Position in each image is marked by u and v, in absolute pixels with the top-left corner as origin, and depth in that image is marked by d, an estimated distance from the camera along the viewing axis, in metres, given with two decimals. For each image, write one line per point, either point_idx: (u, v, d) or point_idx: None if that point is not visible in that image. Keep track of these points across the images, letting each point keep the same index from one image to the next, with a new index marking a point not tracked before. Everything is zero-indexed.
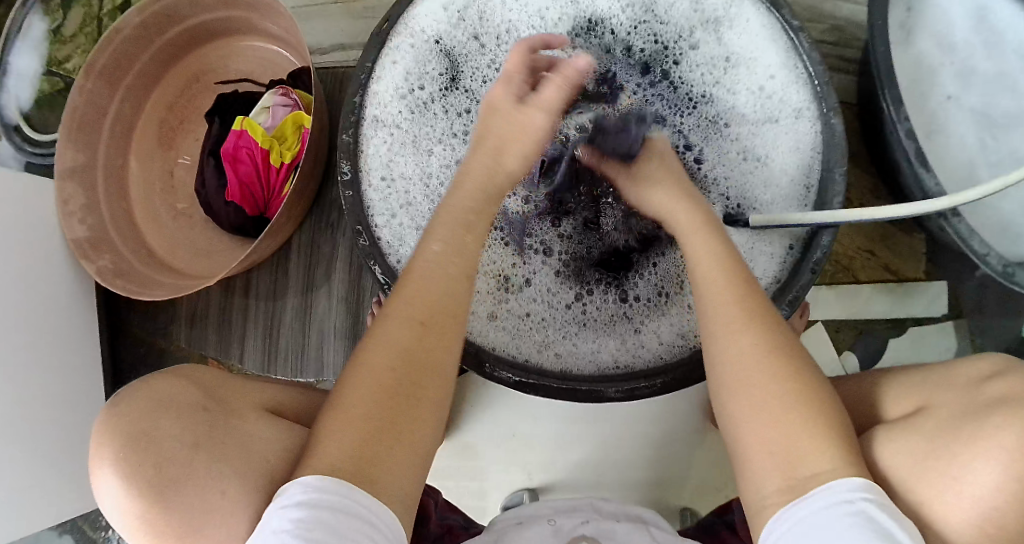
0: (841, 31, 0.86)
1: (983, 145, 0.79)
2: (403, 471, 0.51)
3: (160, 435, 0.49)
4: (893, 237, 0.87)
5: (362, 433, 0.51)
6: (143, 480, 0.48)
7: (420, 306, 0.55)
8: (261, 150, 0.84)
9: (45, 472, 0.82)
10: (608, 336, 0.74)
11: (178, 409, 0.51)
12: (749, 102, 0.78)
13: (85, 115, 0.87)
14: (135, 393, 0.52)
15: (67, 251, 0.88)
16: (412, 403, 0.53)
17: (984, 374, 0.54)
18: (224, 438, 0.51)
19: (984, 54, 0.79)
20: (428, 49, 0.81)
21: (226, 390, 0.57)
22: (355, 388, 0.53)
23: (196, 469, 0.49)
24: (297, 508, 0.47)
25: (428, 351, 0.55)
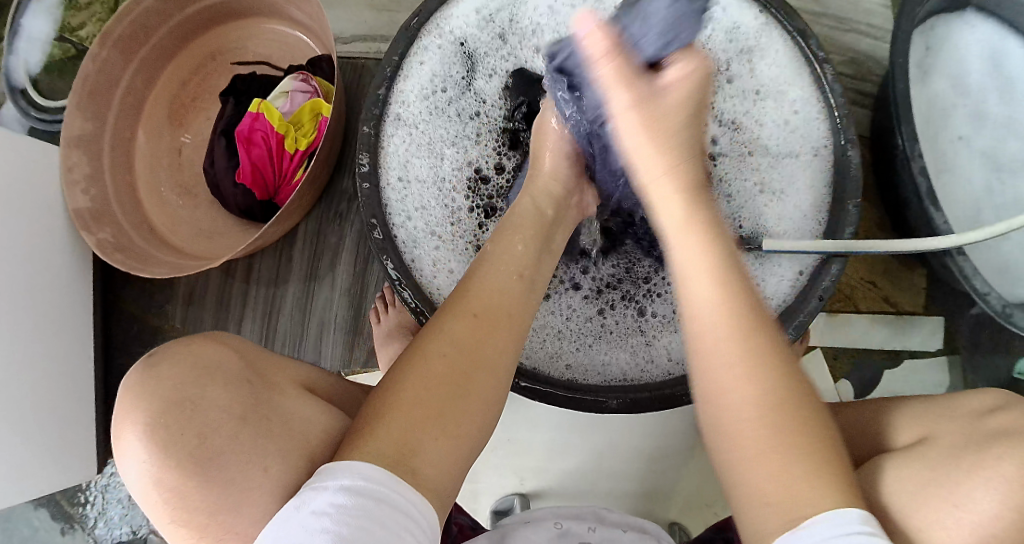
0: (860, 65, 0.88)
1: (990, 186, 0.81)
2: (443, 465, 0.51)
3: (206, 405, 0.48)
4: (895, 270, 0.89)
5: (409, 421, 0.51)
6: (183, 452, 0.47)
7: (476, 301, 0.58)
8: (277, 135, 0.82)
9: (28, 444, 0.79)
10: (620, 349, 0.74)
11: (225, 379, 0.50)
12: (774, 134, 0.79)
13: (96, 83, 0.85)
14: (178, 353, 0.50)
15: (66, 220, 0.86)
16: (462, 400, 0.53)
17: (985, 407, 0.55)
18: (268, 413, 0.50)
19: (997, 98, 0.82)
20: (454, 51, 0.80)
21: (265, 361, 0.56)
22: (408, 377, 0.53)
23: (239, 446, 0.48)
24: (342, 494, 0.47)
25: (483, 345, 0.56)
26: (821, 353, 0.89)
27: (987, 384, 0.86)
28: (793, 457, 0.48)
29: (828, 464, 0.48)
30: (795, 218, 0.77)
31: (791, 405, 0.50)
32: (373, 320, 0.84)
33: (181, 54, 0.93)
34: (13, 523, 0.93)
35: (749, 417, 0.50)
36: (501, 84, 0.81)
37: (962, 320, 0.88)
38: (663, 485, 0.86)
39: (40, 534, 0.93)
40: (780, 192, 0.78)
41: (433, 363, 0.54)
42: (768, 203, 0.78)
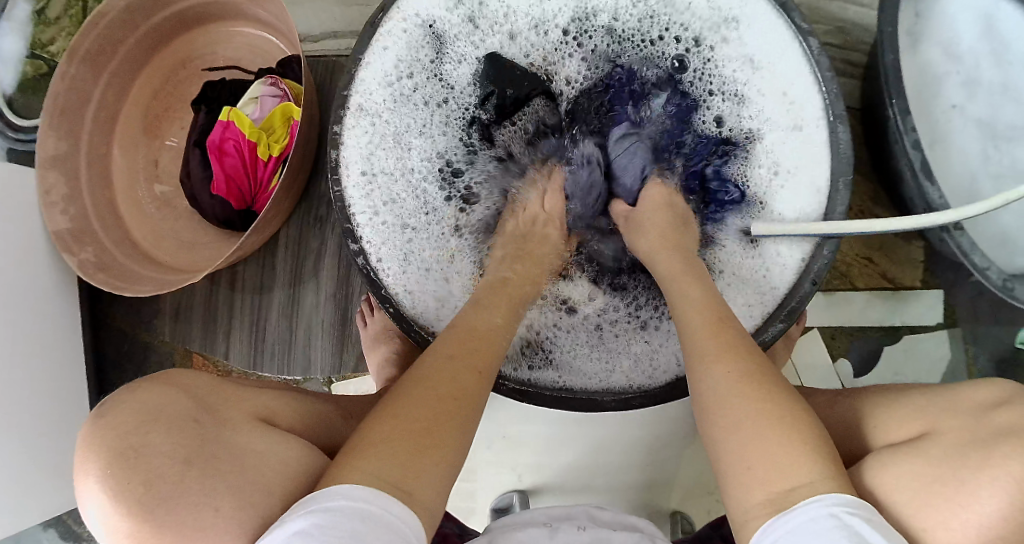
0: (846, 34, 0.85)
1: (985, 156, 0.78)
2: (421, 504, 0.51)
3: (149, 451, 0.51)
4: (892, 244, 0.86)
5: (386, 463, 0.51)
6: (132, 497, 0.49)
7: (466, 338, 0.62)
8: (249, 143, 0.80)
9: (27, 470, 0.80)
10: (618, 351, 0.73)
11: (168, 422, 0.53)
12: (759, 108, 0.76)
13: (67, 102, 0.85)
14: (126, 403, 0.54)
15: (48, 242, 0.86)
16: (434, 442, 0.53)
17: (992, 401, 0.52)
18: (217, 453, 0.53)
19: (991, 62, 0.78)
20: (420, 34, 0.78)
21: (217, 397, 0.59)
22: (384, 423, 0.53)
23: (188, 487, 0.51)
24: (322, 515, 0.47)
25: (468, 387, 0.58)
26: (817, 334, 0.87)
27: (989, 357, 0.85)
28: (765, 426, 0.51)
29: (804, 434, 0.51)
30: (798, 194, 0.74)
31: (769, 390, 0.53)
32: (359, 323, 0.84)
33: (151, 64, 0.91)
34: None
35: (725, 394, 0.54)
36: (469, 68, 0.79)
37: (962, 292, 0.86)
38: (662, 475, 0.86)
39: None
40: (779, 168, 0.75)
41: (417, 404, 0.55)
42: (768, 179, 0.75)
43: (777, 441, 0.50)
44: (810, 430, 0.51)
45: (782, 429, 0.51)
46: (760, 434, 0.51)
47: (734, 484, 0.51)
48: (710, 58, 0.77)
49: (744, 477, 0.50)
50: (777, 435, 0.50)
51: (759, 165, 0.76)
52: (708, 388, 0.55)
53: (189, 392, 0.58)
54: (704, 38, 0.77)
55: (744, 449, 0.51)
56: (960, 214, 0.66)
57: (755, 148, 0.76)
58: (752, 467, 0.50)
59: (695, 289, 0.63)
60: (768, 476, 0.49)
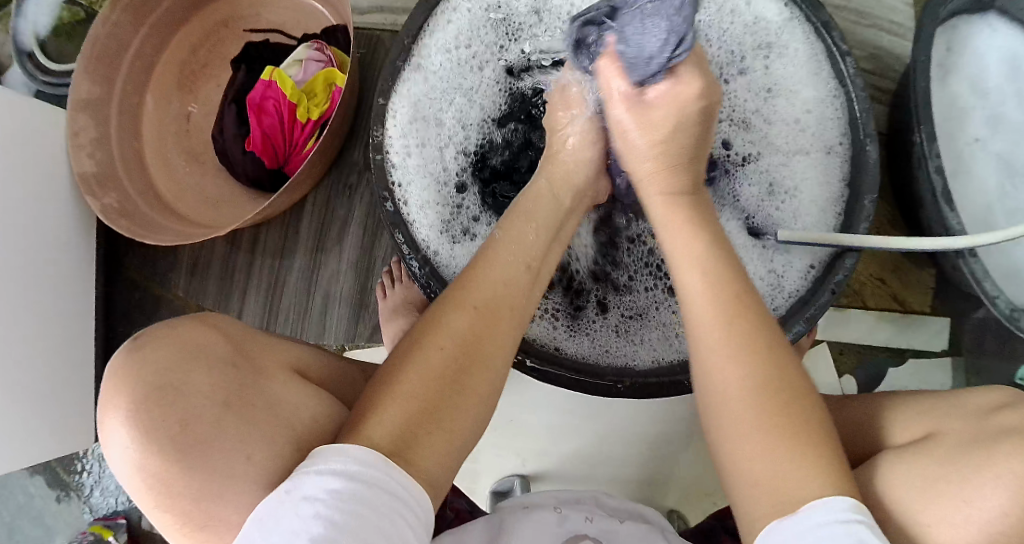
0: (879, 61, 0.87)
1: (1003, 190, 0.81)
2: (438, 454, 0.52)
3: (188, 391, 0.48)
4: (906, 269, 0.88)
5: (406, 413, 0.51)
6: (165, 438, 0.47)
7: (481, 290, 0.57)
8: (289, 103, 0.81)
9: (26, 412, 0.78)
10: (651, 333, 0.73)
11: (209, 361, 0.51)
12: (783, 133, 0.79)
13: (107, 46, 0.84)
14: (160, 337, 0.51)
15: (70, 185, 0.85)
16: (457, 395, 0.53)
17: (995, 404, 0.54)
18: (252, 399, 0.51)
19: (1014, 102, 0.82)
20: (483, 14, 0.79)
21: (252, 343, 0.56)
22: (406, 372, 0.53)
23: (222, 435, 0.48)
24: (335, 479, 0.47)
25: (483, 336, 0.56)
26: (827, 347, 0.88)
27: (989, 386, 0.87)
28: (779, 441, 0.50)
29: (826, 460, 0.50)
30: (811, 213, 0.76)
31: (771, 385, 0.52)
32: (380, 294, 0.83)
33: (192, 20, 0.91)
34: (7, 489, 0.92)
35: (737, 404, 0.52)
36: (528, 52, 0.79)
37: (968, 323, 0.88)
38: (663, 474, 0.86)
39: (35, 500, 0.92)
40: (792, 192, 0.78)
41: (421, 367, 0.53)
42: (780, 205, 0.78)
43: (795, 459, 0.50)
44: (825, 444, 0.50)
45: (799, 443, 0.50)
46: (771, 449, 0.50)
47: (745, 490, 0.51)
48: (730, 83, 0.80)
49: (753, 492, 0.50)
50: (799, 453, 0.50)
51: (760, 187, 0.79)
52: (721, 395, 0.53)
53: (220, 331, 0.55)
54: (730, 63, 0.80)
55: (755, 455, 0.51)
56: (973, 241, 0.69)
57: (747, 172, 0.80)
58: (763, 485, 0.50)
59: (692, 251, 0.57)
60: (776, 492, 0.49)
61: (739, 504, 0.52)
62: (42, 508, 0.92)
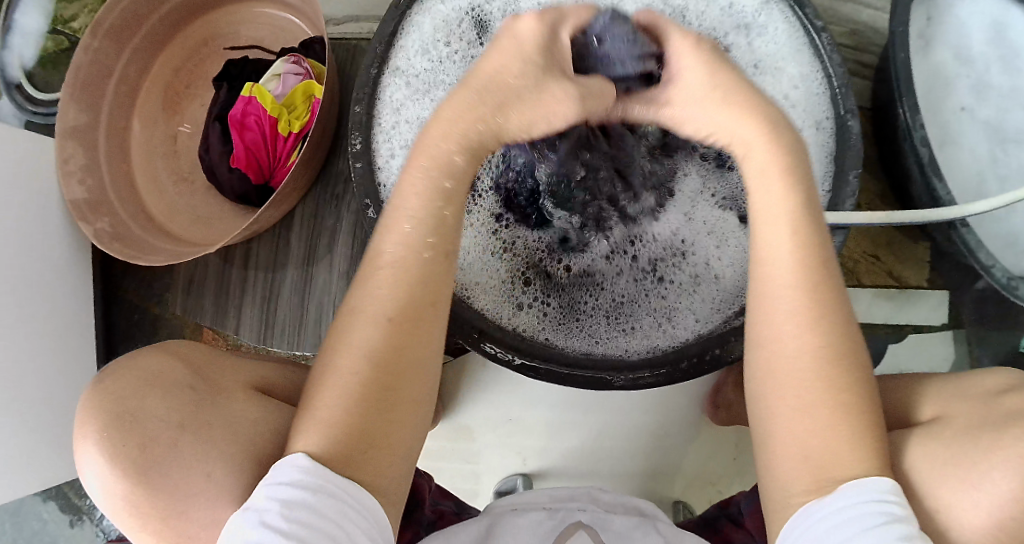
0: (859, 36, 0.86)
1: (994, 158, 0.80)
2: (383, 470, 0.52)
3: (145, 415, 0.50)
4: (900, 243, 0.87)
5: (330, 438, 0.51)
6: (127, 461, 0.49)
7: (380, 303, 0.54)
8: (269, 118, 0.82)
9: (34, 438, 0.80)
10: (641, 318, 0.73)
11: (163, 388, 0.52)
12: None
13: (90, 73, 0.85)
14: (124, 369, 0.53)
15: (63, 213, 0.86)
16: (388, 408, 0.53)
17: (1001, 387, 0.54)
18: (210, 418, 0.52)
19: (1000, 68, 0.81)
20: (456, 13, 0.79)
21: (215, 366, 0.58)
22: (324, 397, 0.52)
23: (181, 451, 0.50)
24: (283, 489, 0.49)
25: (397, 351, 0.54)
26: None
27: (993, 357, 0.86)
28: (833, 417, 0.51)
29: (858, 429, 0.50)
30: None
31: (836, 379, 0.52)
32: None
33: (173, 42, 0.92)
34: (21, 516, 0.94)
35: (795, 370, 0.53)
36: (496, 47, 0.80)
37: (966, 294, 0.87)
38: (667, 464, 0.86)
39: (49, 525, 0.94)
40: None
41: (332, 397, 0.52)
42: None
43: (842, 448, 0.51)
44: (869, 426, 0.52)
45: (850, 438, 0.51)
46: (827, 429, 0.51)
47: (779, 460, 0.53)
48: None
49: (797, 465, 0.52)
50: (848, 444, 0.51)
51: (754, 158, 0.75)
52: (781, 375, 0.54)
53: (185, 359, 0.57)
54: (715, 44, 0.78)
55: (810, 435, 0.52)
56: (962, 210, 0.68)
57: None
58: (809, 456, 0.51)
59: (787, 211, 0.55)
60: (818, 465, 0.51)
61: (773, 477, 0.53)
62: (56, 531, 0.94)
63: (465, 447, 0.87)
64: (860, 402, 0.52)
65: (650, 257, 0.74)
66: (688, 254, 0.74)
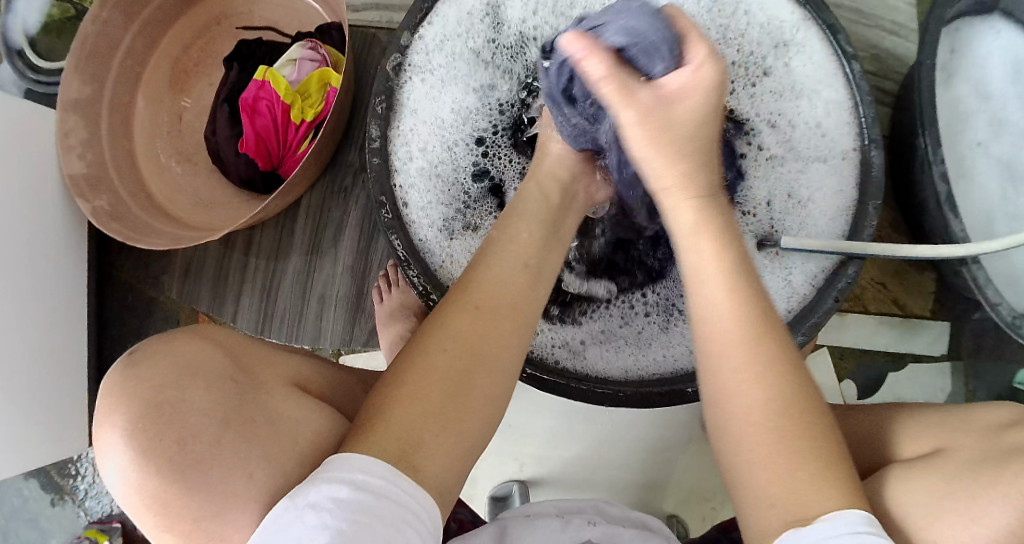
0: (881, 62, 0.86)
1: (1004, 196, 0.80)
2: (447, 465, 0.50)
3: (186, 408, 0.45)
4: (907, 273, 0.88)
5: (409, 416, 0.49)
6: (163, 458, 0.43)
7: (484, 294, 0.56)
8: (282, 104, 0.80)
9: (19, 419, 0.78)
10: (677, 342, 0.72)
11: (204, 378, 0.47)
12: (806, 137, 0.75)
13: (96, 45, 0.82)
14: (158, 352, 0.47)
15: (60, 186, 0.83)
16: (461, 396, 0.51)
17: (1003, 421, 0.55)
18: (253, 415, 0.47)
19: (1017, 106, 0.81)
20: (483, 8, 0.76)
21: (252, 356, 0.53)
22: (409, 374, 0.52)
23: (222, 451, 0.44)
24: (344, 488, 0.45)
25: (485, 335, 0.54)
26: (827, 352, 0.88)
27: (989, 391, 0.86)
28: (803, 464, 0.47)
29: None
30: (818, 225, 0.74)
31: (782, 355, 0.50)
32: (375, 298, 0.82)
33: (183, 17, 0.89)
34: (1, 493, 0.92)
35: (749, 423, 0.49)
36: (508, 38, 0.76)
37: (967, 327, 0.87)
38: (660, 478, 0.86)
39: (29, 504, 0.92)
40: (805, 201, 0.75)
41: (417, 377, 0.51)
42: (793, 210, 0.75)
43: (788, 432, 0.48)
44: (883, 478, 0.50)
45: (797, 429, 0.48)
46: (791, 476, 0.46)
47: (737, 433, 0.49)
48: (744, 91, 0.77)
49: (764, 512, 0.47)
50: (792, 431, 0.48)
51: (772, 196, 0.76)
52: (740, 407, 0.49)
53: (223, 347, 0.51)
54: (755, 63, 0.77)
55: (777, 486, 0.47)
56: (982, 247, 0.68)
57: (762, 181, 0.76)
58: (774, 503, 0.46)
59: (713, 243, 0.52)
60: (788, 509, 0.46)
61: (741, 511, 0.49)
62: (36, 511, 0.92)
63: None
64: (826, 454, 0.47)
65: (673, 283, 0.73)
66: None
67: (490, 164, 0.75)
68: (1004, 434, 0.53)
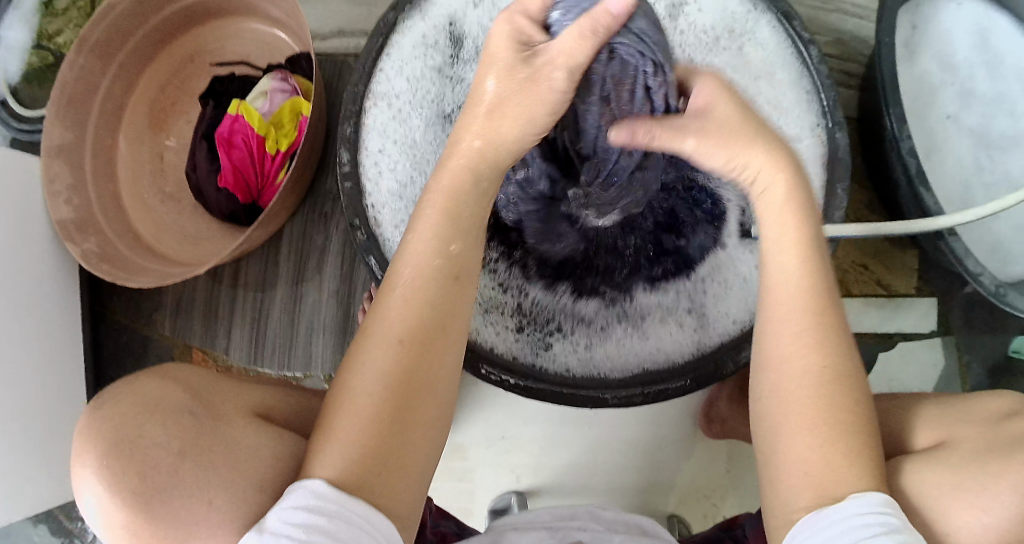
0: (844, 44, 0.87)
1: (979, 166, 0.80)
2: (400, 493, 0.50)
3: (146, 442, 0.47)
4: (888, 252, 0.88)
5: (352, 452, 0.49)
6: (128, 489, 0.45)
7: (393, 326, 0.53)
8: (257, 137, 0.81)
9: (26, 465, 0.80)
10: (666, 337, 0.71)
11: (163, 413, 0.48)
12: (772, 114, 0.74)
13: (75, 91, 0.84)
14: (122, 394, 0.49)
15: (50, 233, 0.86)
16: (399, 436, 0.50)
17: (999, 413, 0.54)
18: (212, 445, 0.49)
19: (985, 76, 0.81)
20: (440, 30, 0.78)
21: (214, 392, 0.54)
22: (340, 420, 0.50)
23: (182, 480, 0.46)
24: (300, 512, 0.46)
25: (418, 369, 0.52)
26: None
27: (982, 364, 0.86)
28: (841, 453, 0.49)
29: (841, 438, 0.50)
30: None
31: (824, 290, 0.54)
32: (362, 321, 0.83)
33: (157, 58, 0.92)
34: (10, 537, 0.94)
35: (800, 405, 0.51)
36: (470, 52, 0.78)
37: (955, 302, 0.87)
38: (661, 477, 0.87)
39: None
40: None
41: (348, 421, 0.50)
42: None
43: (839, 414, 0.50)
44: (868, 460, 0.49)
45: (844, 406, 0.51)
46: (837, 464, 0.49)
47: (762, 328, 0.56)
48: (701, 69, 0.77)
49: (799, 483, 0.50)
50: (843, 408, 0.51)
51: None
52: (799, 396, 0.51)
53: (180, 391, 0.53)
54: (704, 47, 0.77)
55: (813, 457, 0.50)
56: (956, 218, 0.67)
57: None
58: (811, 474, 0.49)
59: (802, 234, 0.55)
60: (819, 480, 0.49)
61: (776, 490, 0.51)
62: None
63: (459, 466, 0.87)
64: (866, 441, 0.50)
65: (665, 283, 0.73)
66: (713, 274, 0.72)
67: None
68: (1002, 424, 0.52)
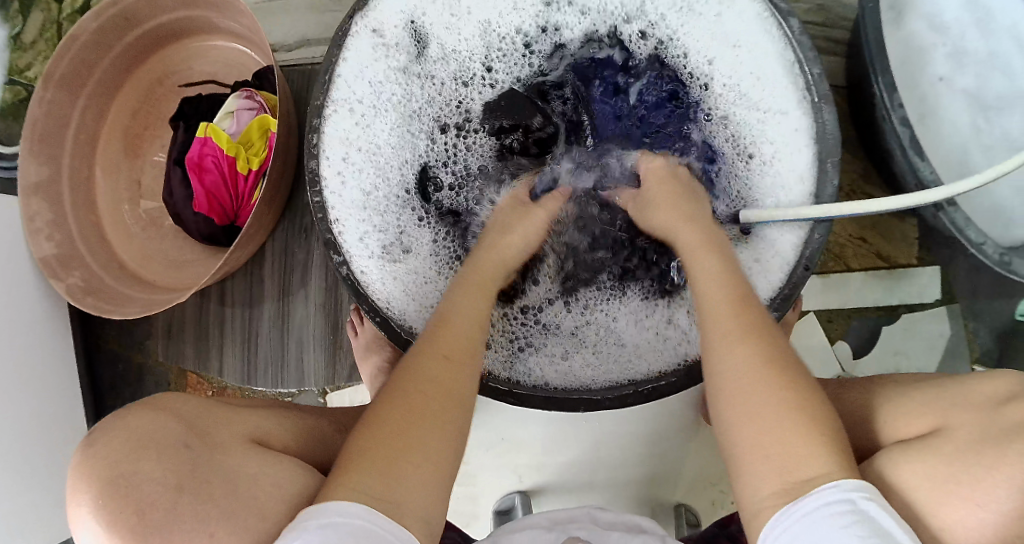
0: (828, 10, 0.83)
1: (976, 130, 0.77)
2: (425, 497, 0.50)
3: (140, 480, 0.46)
4: (885, 223, 0.85)
5: (384, 460, 0.50)
6: (126, 528, 0.44)
7: (447, 342, 0.57)
8: (227, 158, 0.80)
9: (33, 504, 0.80)
10: (641, 334, 0.71)
11: (157, 449, 0.48)
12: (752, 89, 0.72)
13: (46, 126, 0.83)
14: (113, 428, 0.49)
15: (35, 270, 0.85)
16: (431, 439, 0.52)
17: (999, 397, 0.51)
18: (209, 476, 0.48)
19: (975, 35, 0.77)
20: (400, 30, 0.75)
21: (209, 420, 0.54)
22: (378, 425, 0.52)
23: (182, 514, 0.46)
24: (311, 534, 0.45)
25: (454, 381, 0.55)
26: (815, 318, 0.86)
27: (990, 331, 0.83)
28: (801, 444, 0.49)
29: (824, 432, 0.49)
30: (774, 190, 0.71)
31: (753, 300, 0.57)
32: (351, 333, 0.83)
33: (127, 84, 0.90)
34: None
35: (753, 403, 0.51)
36: (434, 49, 0.76)
37: (959, 270, 0.84)
38: (666, 469, 0.85)
39: None
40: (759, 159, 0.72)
41: (387, 428, 0.51)
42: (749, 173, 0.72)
43: (790, 408, 0.50)
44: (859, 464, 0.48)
45: (794, 401, 0.51)
46: (798, 454, 0.48)
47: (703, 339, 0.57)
48: (672, 44, 0.74)
49: (765, 474, 0.49)
50: (792, 405, 0.50)
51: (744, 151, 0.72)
52: (747, 392, 0.52)
53: None
54: (671, 19, 0.74)
55: (769, 450, 0.49)
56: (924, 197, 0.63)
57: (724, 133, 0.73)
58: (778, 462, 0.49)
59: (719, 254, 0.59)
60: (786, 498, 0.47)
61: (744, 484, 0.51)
62: None
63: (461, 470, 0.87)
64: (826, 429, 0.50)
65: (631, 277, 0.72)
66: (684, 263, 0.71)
67: (443, 174, 0.74)
68: (1000, 411, 0.49)
